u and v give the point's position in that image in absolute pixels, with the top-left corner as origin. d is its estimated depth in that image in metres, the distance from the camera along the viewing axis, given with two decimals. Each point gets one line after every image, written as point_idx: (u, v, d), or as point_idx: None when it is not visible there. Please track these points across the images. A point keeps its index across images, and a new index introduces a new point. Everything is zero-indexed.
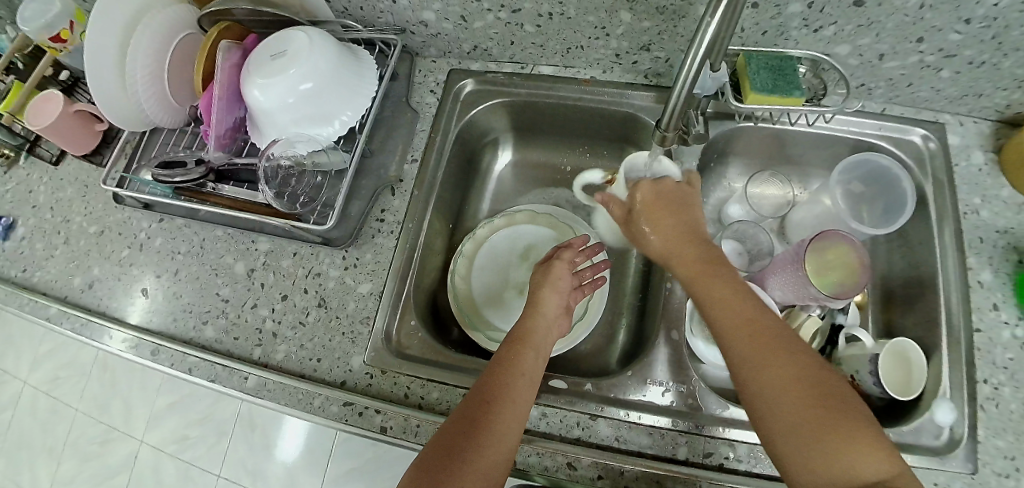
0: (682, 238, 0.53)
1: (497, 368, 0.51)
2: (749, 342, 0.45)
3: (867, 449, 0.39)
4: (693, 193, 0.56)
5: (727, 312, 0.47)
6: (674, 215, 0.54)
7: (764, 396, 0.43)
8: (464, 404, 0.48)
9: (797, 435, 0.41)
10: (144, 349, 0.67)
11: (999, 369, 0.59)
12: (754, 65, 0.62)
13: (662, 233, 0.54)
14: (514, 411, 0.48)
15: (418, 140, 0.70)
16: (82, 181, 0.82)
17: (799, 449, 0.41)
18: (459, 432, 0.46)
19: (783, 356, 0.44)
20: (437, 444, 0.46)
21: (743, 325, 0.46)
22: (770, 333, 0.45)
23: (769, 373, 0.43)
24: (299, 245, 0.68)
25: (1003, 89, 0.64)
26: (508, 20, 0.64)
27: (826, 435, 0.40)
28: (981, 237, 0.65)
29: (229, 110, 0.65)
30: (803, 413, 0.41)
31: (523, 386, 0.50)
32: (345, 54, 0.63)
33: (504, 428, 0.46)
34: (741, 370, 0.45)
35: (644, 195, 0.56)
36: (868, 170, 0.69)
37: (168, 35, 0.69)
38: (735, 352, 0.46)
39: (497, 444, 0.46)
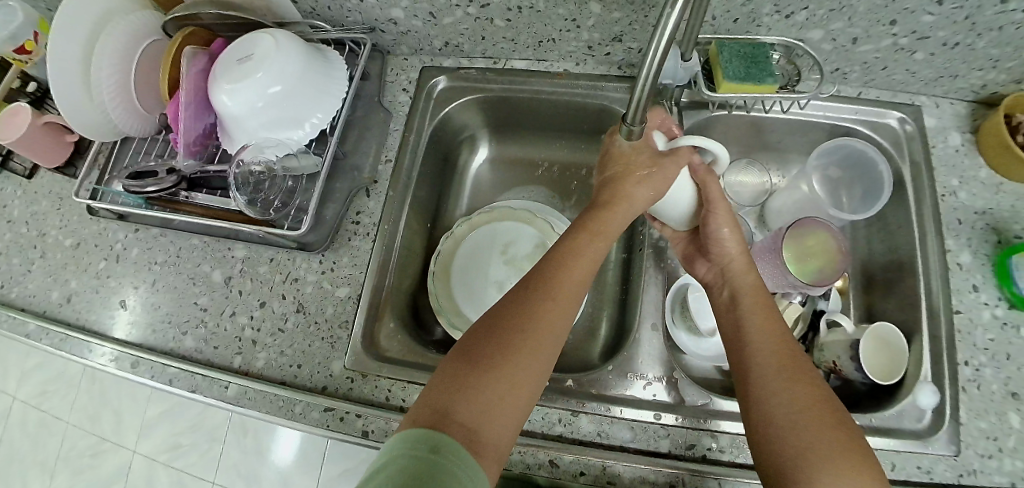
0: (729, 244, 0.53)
1: (538, 287, 0.47)
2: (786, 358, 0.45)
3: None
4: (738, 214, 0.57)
5: (764, 330, 0.48)
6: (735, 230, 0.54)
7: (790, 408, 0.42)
8: (496, 322, 0.45)
9: (804, 455, 0.40)
10: (123, 362, 0.66)
11: (980, 350, 0.60)
12: (726, 53, 0.61)
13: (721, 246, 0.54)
14: (546, 337, 0.45)
15: (392, 139, 0.69)
16: (56, 194, 0.81)
17: (813, 463, 0.39)
18: (489, 350, 0.43)
19: (812, 384, 0.44)
20: (462, 363, 0.43)
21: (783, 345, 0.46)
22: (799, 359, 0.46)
23: (793, 390, 0.43)
24: (275, 250, 0.67)
25: (978, 69, 0.64)
26: (478, 15, 0.63)
27: (845, 461, 0.39)
28: (960, 219, 0.65)
29: (198, 117, 0.64)
30: (827, 431, 0.40)
31: (562, 308, 0.47)
32: (314, 55, 0.62)
33: (537, 356, 0.44)
34: (762, 382, 0.45)
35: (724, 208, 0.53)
36: (845, 154, 0.68)
37: (130, 43, 0.68)
38: (761, 365, 0.46)
39: (528, 371, 0.43)
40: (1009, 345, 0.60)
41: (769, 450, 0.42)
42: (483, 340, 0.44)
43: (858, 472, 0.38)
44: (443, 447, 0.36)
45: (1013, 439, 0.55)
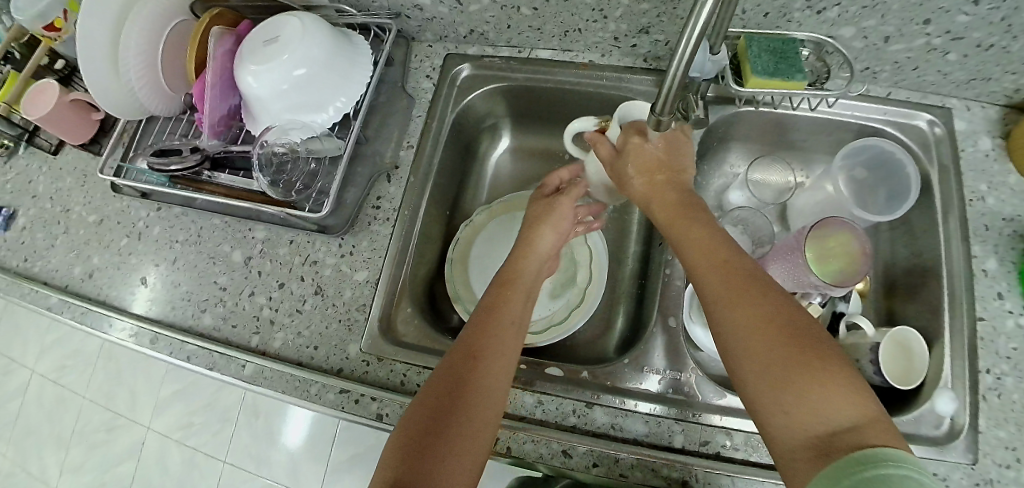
0: (657, 182, 0.53)
1: (470, 347, 0.48)
2: (720, 278, 0.45)
3: (843, 395, 0.37)
4: (681, 139, 0.55)
5: (703, 255, 0.47)
6: (663, 160, 0.54)
7: (734, 336, 0.42)
8: (436, 386, 0.46)
9: (769, 377, 0.39)
10: (143, 338, 0.67)
11: (1003, 359, 0.59)
12: (755, 48, 0.60)
13: (643, 177, 0.54)
14: (489, 389, 0.46)
15: (415, 126, 0.69)
16: (80, 171, 0.82)
17: (764, 384, 0.40)
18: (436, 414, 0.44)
19: (764, 299, 0.42)
20: (410, 434, 0.43)
21: (723, 264, 0.46)
22: (746, 277, 0.44)
23: (746, 314, 0.42)
24: (294, 232, 0.68)
25: (1013, 73, 0.63)
26: (504, 3, 0.63)
27: (796, 371, 0.38)
28: (987, 225, 0.64)
29: (224, 98, 0.65)
30: (771, 347, 0.40)
31: (501, 363, 0.48)
32: (339, 38, 0.63)
33: (480, 405, 0.45)
34: (717, 316, 0.44)
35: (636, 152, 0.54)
36: (871, 155, 0.67)
37: (159, 23, 0.68)
38: (711, 297, 0.45)
39: (477, 424, 0.44)
40: None
41: (740, 381, 0.42)
42: (427, 408, 0.44)
43: (812, 381, 0.38)
44: None
45: None
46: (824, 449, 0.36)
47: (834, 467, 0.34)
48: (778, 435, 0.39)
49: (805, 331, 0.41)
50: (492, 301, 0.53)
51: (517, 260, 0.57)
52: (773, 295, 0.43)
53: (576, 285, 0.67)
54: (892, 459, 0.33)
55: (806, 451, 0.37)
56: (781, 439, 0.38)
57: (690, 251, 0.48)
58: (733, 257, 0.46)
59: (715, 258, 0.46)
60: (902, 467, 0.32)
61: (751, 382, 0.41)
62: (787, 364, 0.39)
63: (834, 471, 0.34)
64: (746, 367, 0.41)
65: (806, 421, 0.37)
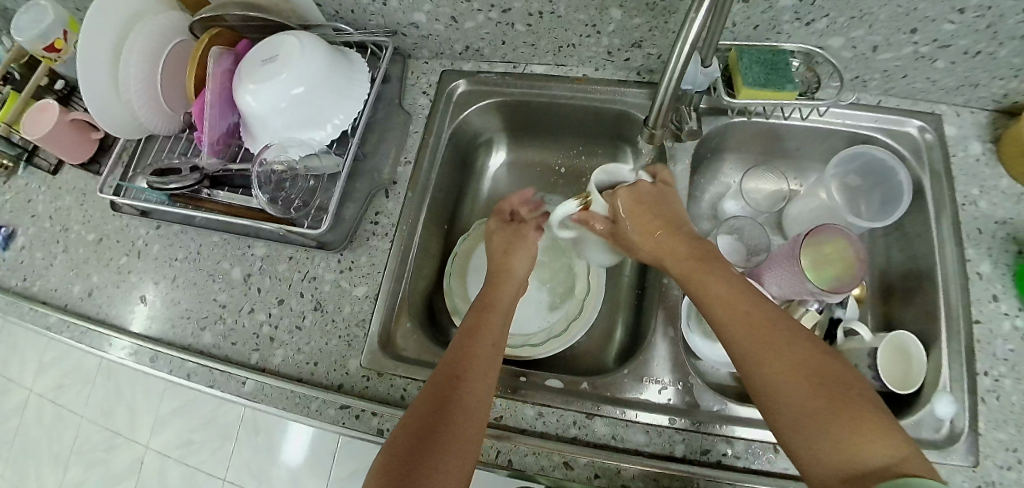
0: (665, 236, 0.54)
1: (451, 367, 0.49)
2: (745, 327, 0.45)
3: (876, 433, 0.38)
4: (669, 191, 0.57)
5: (722, 305, 0.48)
6: (658, 212, 0.55)
7: (767, 385, 0.43)
8: (421, 404, 0.47)
9: (803, 419, 0.41)
10: (142, 356, 0.67)
11: (1000, 361, 0.59)
12: (745, 60, 0.61)
13: (642, 232, 0.55)
14: (474, 402, 0.47)
15: (412, 141, 0.70)
16: (79, 190, 0.82)
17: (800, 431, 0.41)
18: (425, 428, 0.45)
19: (789, 342, 0.44)
20: (397, 449, 0.44)
21: (746, 313, 0.46)
22: (770, 320, 0.46)
23: (772, 358, 0.43)
24: (293, 249, 0.68)
25: (1000, 78, 0.64)
26: (498, 20, 0.64)
27: (829, 418, 0.40)
28: (980, 228, 0.65)
29: (223, 116, 0.66)
30: (803, 395, 0.41)
31: (482, 378, 0.49)
32: (336, 56, 0.63)
33: (464, 419, 0.46)
34: (745, 360, 0.45)
35: (628, 202, 0.54)
36: (863, 163, 0.68)
37: (157, 44, 0.69)
38: (737, 341, 0.46)
39: (464, 434, 0.45)
40: None
41: (774, 423, 0.43)
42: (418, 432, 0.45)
43: (846, 426, 0.39)
44: None
45: None
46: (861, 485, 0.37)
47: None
48: (814, 474, 0.40)
49: (832, 374, 0.42)
50: (472, 322, 0.54)
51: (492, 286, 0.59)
52: (797, 341, 0.44)
53: (574, 296, 0.67)
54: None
55: None
56: (816, 477, 0.40)
57: (711, 301, 0.48)
58: (753, 306, 0.47)
59: (738, 309, 0.47)
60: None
61: (783, 424, 0.42)
62: (819, 408, 0.40)
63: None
64: (782, 416, 0.42)
65: (842, 459, 0.38)
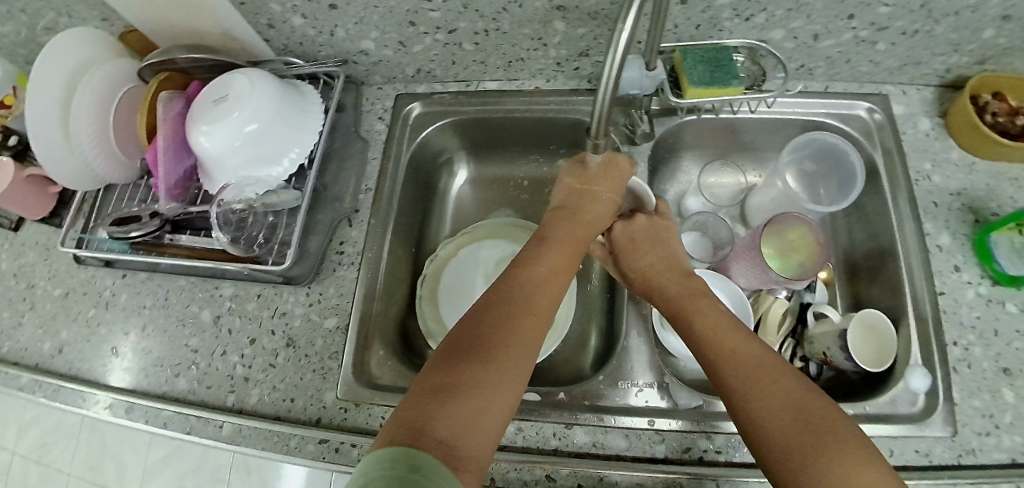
0: (662, 268, 0.58)
1: (502, 311, 0.46)
2: (733, 364, 0.45)
3: (870, 477, 0.36)
4: (666, 226, 0.62)
5: (713, 339, 0.48)
6: (655, 250, 0.59)
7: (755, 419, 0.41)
8: (460, 343, 0.43)
9: (794, 456, 0.38)
10: (118, 409, 0.66)
11: (968, 329, 0.60)
12: (689, 60, 0.62)
13: (643, 267, 0.59)
14: (516, 354, 0.43)
15: (371, 167, 0.70)
16: (42, 245, 0.81)
17: (793, 467, 0.38)
18: (457, 366, 0.41)
19: (776, 382, 0.42)
20: (433, 386, 0.40)
21: (733, 349, 0.46)
22: (758, 360, 0.45)
23: (760, 398, 0.42)
24: (262, 286, 0.68)
25: (940, 55, 0.66)
26: (446, 40, 0.64)
27: (822, 454, 0.37)
28: (936, 202, 0.66)
29: (178, 160, 0.65)
30: (793, 430, 0.39)
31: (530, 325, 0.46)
32: (288, 91, 0.64)
33: (508, 366, 0.42)
34: (733, 395, 0.44)
35: (624, 234, 0.61)
36: (814, 149, 0.70)
37: (108, 93, 0.69)
38: (726, 381, 0.45)
39: (505, 382, 0.41)
40: (995, 322, 0.60)
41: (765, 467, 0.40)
42: (464, 356, 0.42)
43: (840, 462, 0.37)
44: (415, 462, 0.33)
45: (1008, 416, 0.56)
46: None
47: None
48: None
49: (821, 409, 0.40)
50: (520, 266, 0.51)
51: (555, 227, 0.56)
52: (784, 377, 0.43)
53: None
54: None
55: None
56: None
57: (704, 335, 0.48)
58: (741, 343, 0.46)
59: (726, 345, 0.46)
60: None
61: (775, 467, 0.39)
62: (811, 443, 0.38)
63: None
64: (771, 453, 0.40)
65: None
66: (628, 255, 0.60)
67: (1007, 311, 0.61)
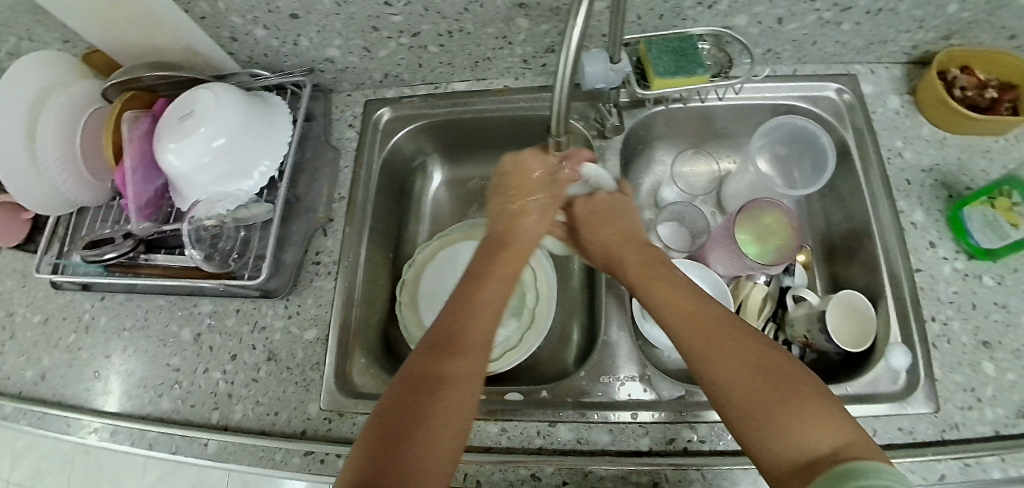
0: (621, 242, 0.61)
1: (432, 367, 0.46)
2: (691, 325, 0.47)
3: (823, 419, 0.39)
4: (626, 201, 0.66)
5: (671, 304, 0.50)
6: (612, 224, 0.63)
7: (715, 377, 0.43)
8: (395, 406, 0.43)
9: (752, 412, 0.41)
10: (104, 432, 0.65)
11: (946, 304, 0.60)
12: (654, 50, 0.62)
13: (600, 239, 0.62)
14: (453, 403, 0.44)
15: (344, 176, 0.70)
16: (19, 271, 0.80)
17: (752, 421, 0.41)
18: (397, 427, 0.42)
19: (735, 339, 0.45)
20: (381, 431, 0.42)
21: (693, 312, 0.48)
22: (716, 320, 0.47)
23: (720, 356, 0.44)
24: (240, 301, 0.67)
25: (904, 32, 0.66)
26: (410, 44, 0.64)
27: (778, 406, 0.40)
28: (908, 179, 0.67)
29: (148, 179, 0.65)
30: (750, 385, 0.42)
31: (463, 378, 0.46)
32: (255, 104, 0.63)
33: (447, 417, 0.43)
34: (692, 356, 0.46)
35: (586, 206, 0.65)
36: (786, 132, 0.70)
37: (73, 116, 0.68)
38: (686, 342, 0.47)
39: (444, 442, 0.42)
40: (972, 296, 0.61)
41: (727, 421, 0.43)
42: (406, 399, 0.44)
43: (794, 412, 0.39)
44: None
45: (989, 388, 0.56)
46: (813, 473, 0.37)
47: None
48: (769, 465, 0.39)
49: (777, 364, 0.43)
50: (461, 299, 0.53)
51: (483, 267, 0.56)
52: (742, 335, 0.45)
53: (526, 306, 0.67)
54: (879, 474, 0.34)
55: (794, 476, 0.38)
56: (772, 471, 0.39)
57: (663, 302, 0.51)
58: (701, 306, 0.49)
59: (686, 309, 0.49)
60: (886, 478, 0.34)
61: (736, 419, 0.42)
62: (765, 397, 0.41)
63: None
64: (731, 409, 0.42)
65: (794, 448, 0.38)
66: (586, 229, 0.64)
67: (984, 283, 0.61)
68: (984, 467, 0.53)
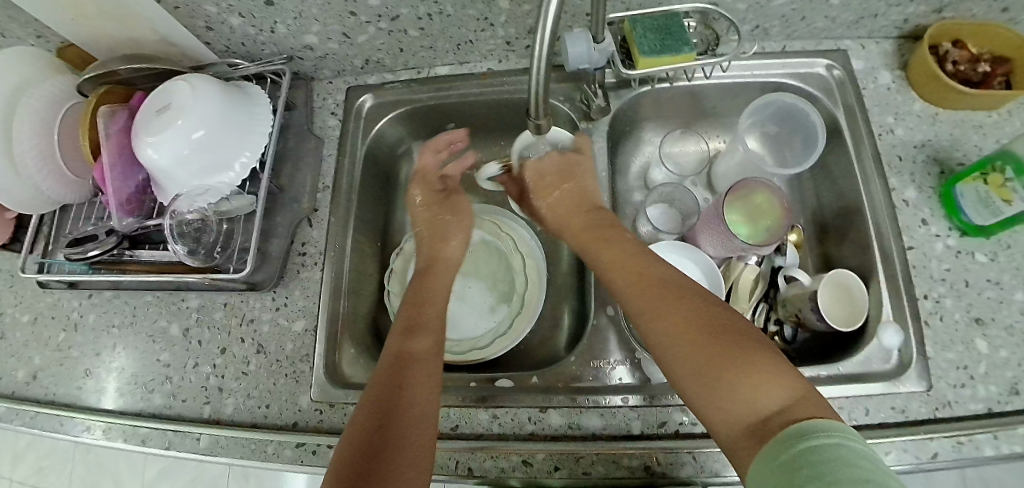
0: (571, 210, 0.59)
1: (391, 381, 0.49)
2: (641, 294, 0.47)
3: (769, 381, 0.38)
4: (582, 160, 0.62)
5: (620, 275, 0.50)
6: (562, 186, 0.61)
7: (664, 345, 0.44)
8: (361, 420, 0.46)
9: (700, 377, 0.41)
10: (96, 430, 0.65)
11: (939, 282, 0.60)
12: (639, 29, 0.61)
13: (551, 208, 0.61)
14: (420, 408, 0.47)
15: (328, 165, 0.69)
16: (6, 271, 0.79)
17: (701, 385, 0.41)
18: (371, 435, 0.44)
19: (682, 307, 0.45)
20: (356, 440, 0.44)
21: (643, 280, 0.49)
22: (666, 288, 0.47)
23: (667, 325, 0.44)
24: (228, 294, 0.67)
25: (895, 5, 0.64)
26: (390, 29, 0.63)
27: (724, 369, 0.40)
28: (900, 156, 0.66)
29: (128, 175, 0.64)
30: (697, 350, 0.42)
31: (421, 387, 0.49)
32: (234, 94, 0.62)
33: (416, 420, 0.46)
34: (644, 325, 0.46)
35: (535, 173, 0.62)
36: (776, 110, 0.69)
37: (50, 113, 0.67)
38: (637, 310, 0.47)
39: (418, 442, 0.45)
40: (965, 273, 0.60)
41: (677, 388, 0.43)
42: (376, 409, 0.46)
43: (741, 373, 0.39)
44: None
45: (983, 366, 0.56)
46: (758, 435, 0.37)
47: (775, 449, 0.35)
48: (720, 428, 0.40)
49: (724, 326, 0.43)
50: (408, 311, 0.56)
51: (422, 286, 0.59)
52: (689, 300, 0.46)
53: (516, 293, 0.67)
54: (827, 431, 0.34)
55: (745, 438, 0.38)
56: (725, 434, 0.39)
57: (615, 274, 0.51)
58: (650, 273, 0.49)
59: (636, 277, 0.49)
60: (832, 436, 0.33)
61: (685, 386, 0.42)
62: (711, 360, 0.41)
63: (773, 450, 0.35)
64: (680, 375, 0.42)
65: (740, 411, 0.38)
66: (536, 194, 0.62)
67: (976, 260, 0.61)
68: (975, 444, 0.53)
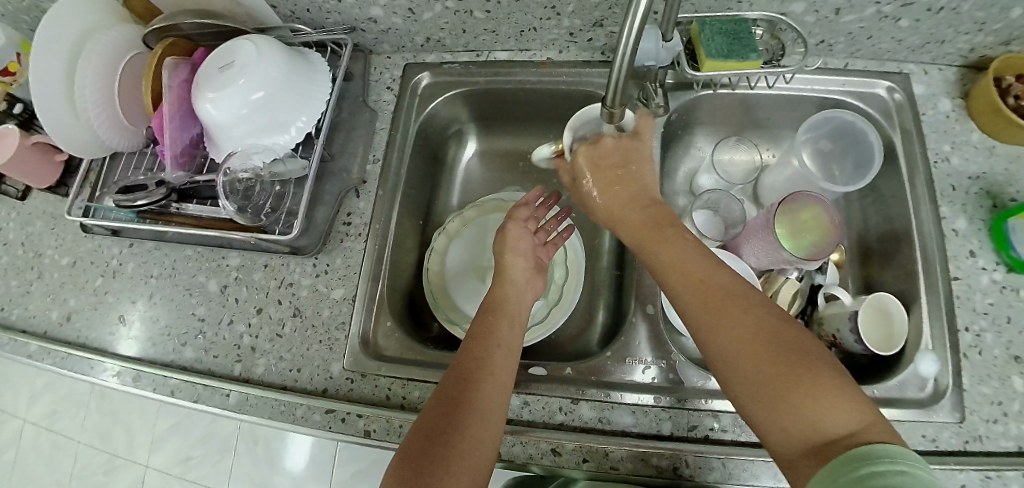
0: (625, 202, 0.53)
1: (459, 373, 0.47)
2: (706, 304, 0.43)
3: (838, 399, 0.37)
4: (639, 146, 0.55)
5: (683, 281, 0.45)
6: (619, 171, 0.54)
7: (726, 356, 0.41)
8: (426, 414, 0.44)
9: (764, 392, 0.39)
10: (126, 377, 0.66)
11: (981, 315, 0.59)
12: (708, 32, 0.61)
13: (604, 197, 0.54)
14: (488, 409, 0.45)
15: (379, 139, 0.69)
16: (49, 214, 0.80)
17: (764, 401, 0.39)
18: (436, 433, 0.43)
19: (751, 311, 0.42)
20: (420, 435, 0.43)
21: (705, 282, 0.44)
22: (731, 291, 0.43)
23: (732, 331, 0.41)
24: (269, 256, 0.67)
25: (964, 33, 0.64)
26: (456, 8, 0.63)
27: (792, 387, 0.38)
28: (954, 185, 0.65)
29: (185, 128, 0.64)
30: (763, 363, 0.39)
31: (493, 387, 0.46)
32: (295, 58, 0.62)
33: (483, 421, 0.44)
34: (701, 334, 0.43)
35: (588, 155, 0.55)
36: (834, 127, 0.68)
37: (113, 61, 0.67)
38: (694, 316, 0.44)
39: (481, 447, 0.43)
40: (1009, 308, 0.59)
41: (736, 401, 0.41)
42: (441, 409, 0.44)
43: (810, 391, 0.37)
44: None
45: (1017, 404, 0.55)
46: (824, 456, 0.36)
47: (837, 468, 0.34)
48: (777, 443, 0.39)
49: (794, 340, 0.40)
50: (487, 309, 0.54)
51: (494, 291, 0.56)
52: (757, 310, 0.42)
53: (555, 283, 0.67)
54: (892, 457, 0.34)
55: (808, 458, 0.37)
56: (786, 452, 0.38)
57: (675, 279, 0.46)
58: (708, 273, 0.45)
59: (699, 282, 0.44)
60: (897, 462, 0.33)
61: (745, 397, 0.40)
62: (778, 377, 0.39)
63: (836, 470, 0.34)
64: (740, 387, 0.40)
65: (806, 430, 0.37)
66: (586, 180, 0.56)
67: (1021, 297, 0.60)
68: (1004, 481, 0.52)
